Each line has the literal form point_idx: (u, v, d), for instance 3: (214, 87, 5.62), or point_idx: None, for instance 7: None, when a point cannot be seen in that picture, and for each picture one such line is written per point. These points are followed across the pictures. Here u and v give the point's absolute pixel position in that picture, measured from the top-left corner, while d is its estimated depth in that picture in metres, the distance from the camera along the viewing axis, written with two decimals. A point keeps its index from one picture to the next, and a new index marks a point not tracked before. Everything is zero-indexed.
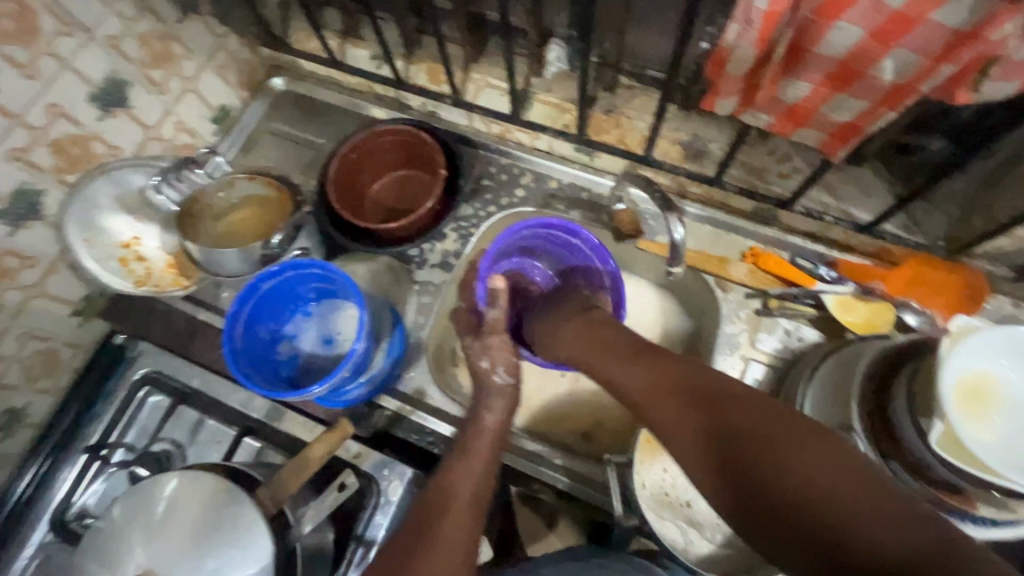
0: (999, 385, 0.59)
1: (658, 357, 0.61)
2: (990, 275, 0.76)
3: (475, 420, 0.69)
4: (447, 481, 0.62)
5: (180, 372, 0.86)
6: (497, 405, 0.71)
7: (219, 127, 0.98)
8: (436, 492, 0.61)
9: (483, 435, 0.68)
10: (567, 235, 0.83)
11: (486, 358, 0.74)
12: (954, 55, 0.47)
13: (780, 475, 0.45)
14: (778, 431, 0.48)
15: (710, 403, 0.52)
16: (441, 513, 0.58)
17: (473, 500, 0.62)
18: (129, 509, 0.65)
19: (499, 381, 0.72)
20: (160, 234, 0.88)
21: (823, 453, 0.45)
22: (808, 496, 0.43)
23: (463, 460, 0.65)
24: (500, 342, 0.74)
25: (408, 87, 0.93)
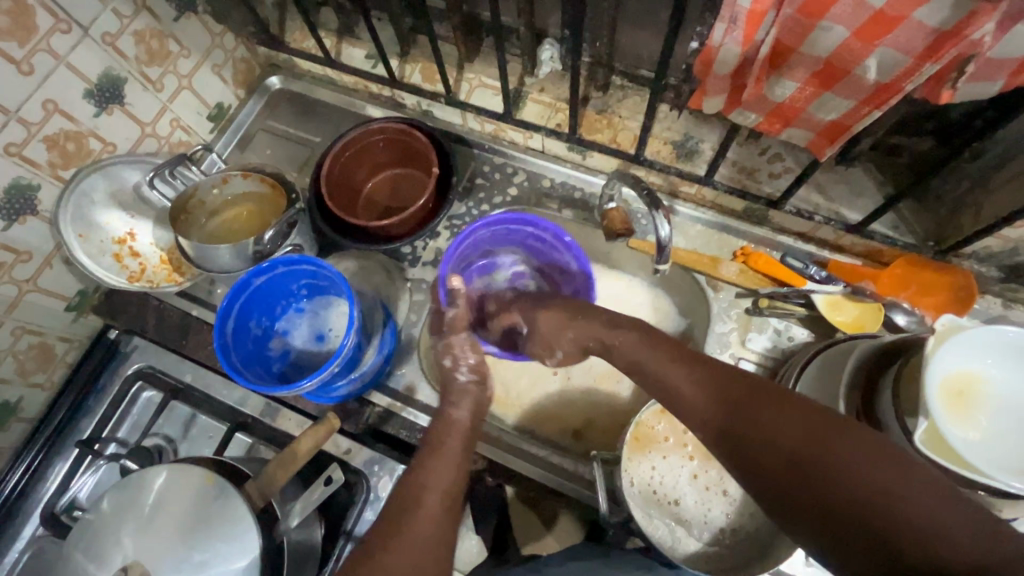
0: (983, 384, 0.59)
1: (689, 355, 0.58)
2: (978, 276, 0.76)
3: (441, 415, 0.69)
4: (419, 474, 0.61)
5: (173, 368, 0.87)
6: (465, 399, 0.71)
7: (216, 125, 0.99)
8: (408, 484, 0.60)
9: (454, 431, 0.67)
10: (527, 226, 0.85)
11: (449, 356, 0.74)
12: (937, 53, 0.47)
13: (835, 479, 0.44)
14: (828, 436, 0.46)
15: (747, 400, 0.51)
16: (410, 506, 0.58)
17: (460, 494, 0.62)
18: (119, 502, 0.65)
19: (462, 381, 0.72)
20: (154, 231, 0.89)
21: (879, 457, 0.44)
22: (869, 503, 0.42)
23: (434, 457, 0.63)
24: (460, 341, 0.75)
25: (402, 86, 0.94)
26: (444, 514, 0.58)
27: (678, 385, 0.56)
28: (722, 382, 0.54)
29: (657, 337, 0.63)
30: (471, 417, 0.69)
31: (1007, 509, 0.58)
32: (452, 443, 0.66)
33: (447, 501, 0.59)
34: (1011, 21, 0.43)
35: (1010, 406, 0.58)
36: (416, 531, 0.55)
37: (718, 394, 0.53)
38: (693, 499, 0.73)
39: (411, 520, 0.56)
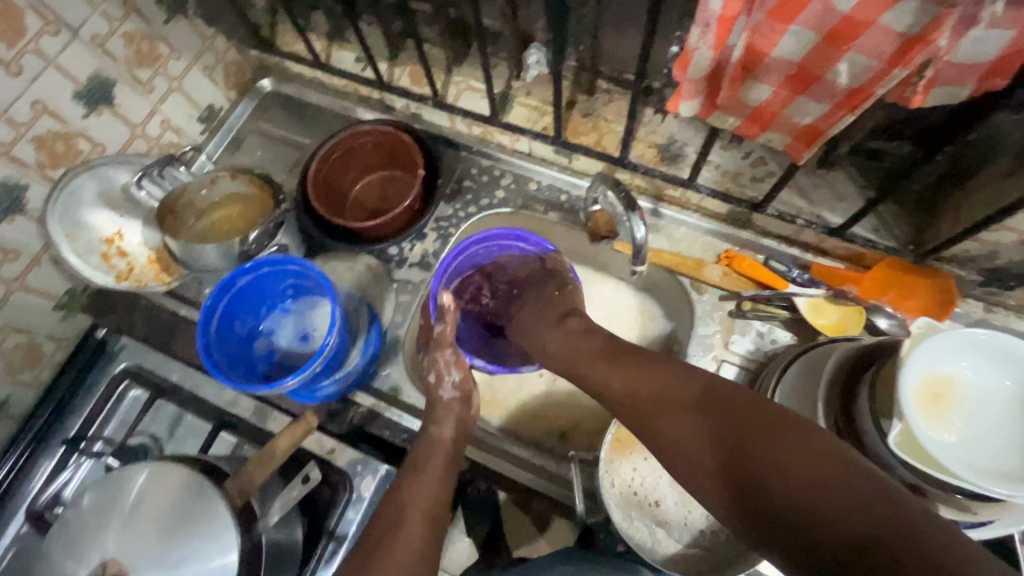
0: (961, 389, 0.59)
1: (659, 374, 0.58)
2: (959, 279, 0.76)
3: (425, 434, 0.70)
4: (406, 493, 0.63)
5: (160, 367, 0.87)
6: (449, 416, 0.72)
7: (207, 127, 1.00)
8: (394, 507, 0.62)
9: (438, 450, 0.68)
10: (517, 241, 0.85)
11: (433, 372, 0.74)
12: (906, 58, 0.48)
13: (804, 504, 0.44)
14: (794, 456, 0.46)
15: (684, 410, 0.54)
16: (394, 529, 0.59)
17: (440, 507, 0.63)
18: (100, 499, 0.65)
19: (446, 398, 0.72)
20: (142, 230, 0.89)
21: (802, 454, 0.46)
22: (838, 527, 0.42)
23: (419, 477, 0.65)
24: (446, 358, 0.74)
25: (391, 88, 0.94)
26: (427, 538, 0.59)
27: (649, 408, 0.56)
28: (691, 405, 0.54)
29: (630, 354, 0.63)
30: (454, 437, 0.70)
31: (981, 511, 0.59)
32: (435, 463, 0.67)
33: (431, 523, 0.61)
34: (972, 25, 0.44)
35: (988, 412, 0.58)
36: (402, 556, 0.57)
37: (689, 416, 0.54)
38: (674, 502, 0.74)
39: (394, 544, 0.58)
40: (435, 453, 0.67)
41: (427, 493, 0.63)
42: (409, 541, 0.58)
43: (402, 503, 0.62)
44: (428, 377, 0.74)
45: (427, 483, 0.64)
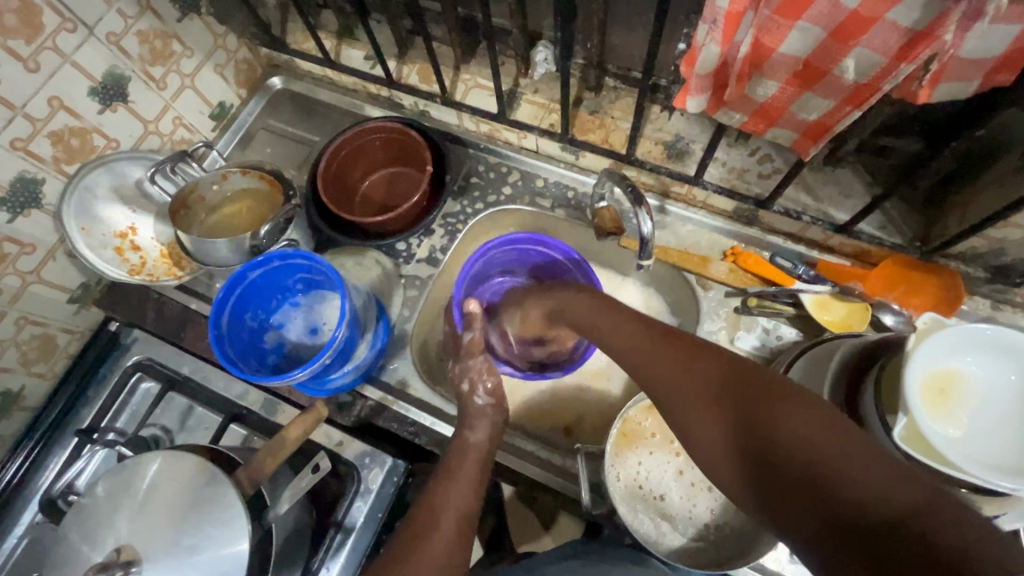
0: (967, 385, 0.59)
1: (674, 348, 0.57)
2: (966, 276, 0.76)
3: (458, 438, 0.71)
4: (436, 501, 0.65)
5: (172, 360, 0.89)
6: (481, 422, 0.73)
7: (218, 124, 1.01)
8: (424, 511, 0.64)
9: (470, 455, 0.70)
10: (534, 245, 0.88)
11: (466, 380, 0.75)
12: (913, 53, 0.48)
13: (817, 474, 0.43)
14: (810, 427, 0.45)
15: (696, 374, 0.54)
16: (425, 533, 0.61)
17: (471, 519, 0.65)
18: (113, 487, 0.67)
19: (480, 404, 0.73)
20: (155, 225, 0.91)
21: (813, 421, 0.45)
22: (852, 497, 0.41)
23: (451, 482, 0.67)
24: (478, 364, 0.75)
25: (400, 86, 0.95)
26: (457, 540, 0.62)
27: (666, 375, 0.55)
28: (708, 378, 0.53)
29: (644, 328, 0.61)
30: (487, 439, 0.72)
31: (986, 506, 0.59)
32: (466, 469, 0.69)
33: (463, 527, 0.63)
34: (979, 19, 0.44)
35: (994, 407, 0.58)
36: (431, 558, 0.59)
37: (703, 390, 0.52)
38: (678, 494, 0.74)
39: (425, 548, 0.59)
40: (468, 459, 0.69)
41: (458, 497, 0.65)
42: (439, 544, 0.60)
43: (429, 508, 0.64)
44: (462, 385, 0.75)
45: (457, 489, 0.66)
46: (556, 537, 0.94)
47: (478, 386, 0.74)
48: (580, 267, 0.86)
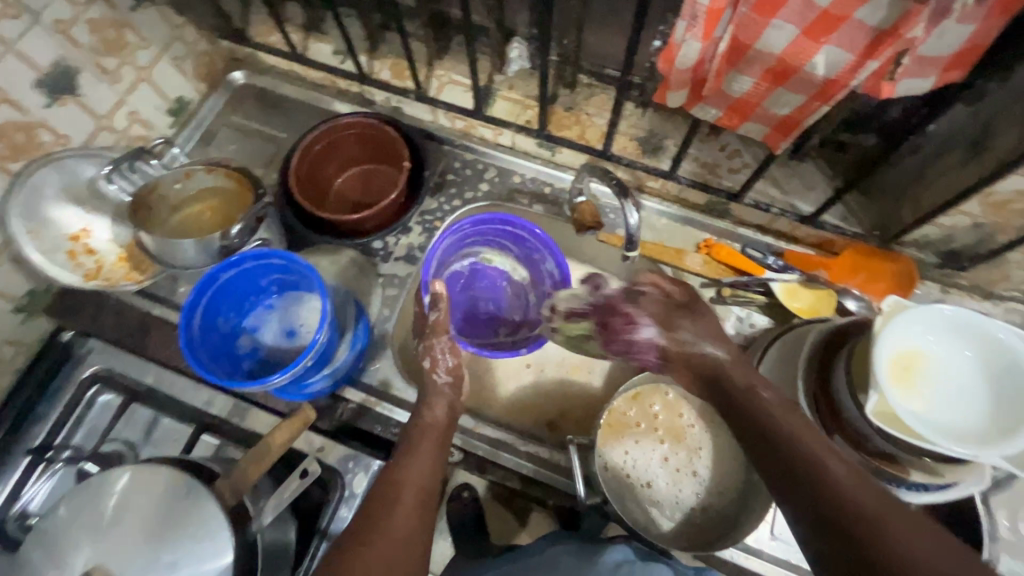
0: (924, 362, 0.63)
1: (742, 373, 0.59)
2: (919, 262, 0.82)
3: (416, 418, 0.67)
4: (397, 473, 0.61)
5: (133, 369, 0.83)
6: (439, 399, 0.69)
7: (176, 120, 0.96)
8: (385, 483, 0.60)
9: (431, 432, 0.66)
10: (502, 225, 0.85)
11: (428, 357, 0.70)
12: (878, 51, 0.52)
13: (867, 529, 0.45)
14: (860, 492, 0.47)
15: (822, 455, 0.50)
16: (390, 503, 0.58)
17: (434, 487, 0.61)
18: (76, 507, 0.62)
19: (438, 382, 0.69)
20: (111, 227, 0.86)
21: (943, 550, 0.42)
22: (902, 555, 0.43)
23: (411, 454, 0.63)
24: (443, 344, 0.70)
25: (371, 82, 0.93)
26: (420, 509, 0.59)
27: (790, 445, 0.52)
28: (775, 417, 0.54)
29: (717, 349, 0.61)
30: (447, 416, 0.69)
31: (948, 473, 0.63)
32: (427, 442, 0.65)
33: (424, 496, 0.60)
34: (945, 16, 0.47)
35: (951, 383, 0.62)
36: (398, 528, 0.55)
37: (832, 474, 0.49)
38: (666, 483, 0.75)
39: (392, 519, 0.56)
40: (424, 437, 0.65)
41: (420, 469, 0.62)
42: (408, 512, 0.57)
43: (392, 479, 0.60)
44: (424, 361, 0.70)
45: (418, 462, 0.62)
46: None
47: (438, 363, 0.70)
48: (548, 249, 0.83)
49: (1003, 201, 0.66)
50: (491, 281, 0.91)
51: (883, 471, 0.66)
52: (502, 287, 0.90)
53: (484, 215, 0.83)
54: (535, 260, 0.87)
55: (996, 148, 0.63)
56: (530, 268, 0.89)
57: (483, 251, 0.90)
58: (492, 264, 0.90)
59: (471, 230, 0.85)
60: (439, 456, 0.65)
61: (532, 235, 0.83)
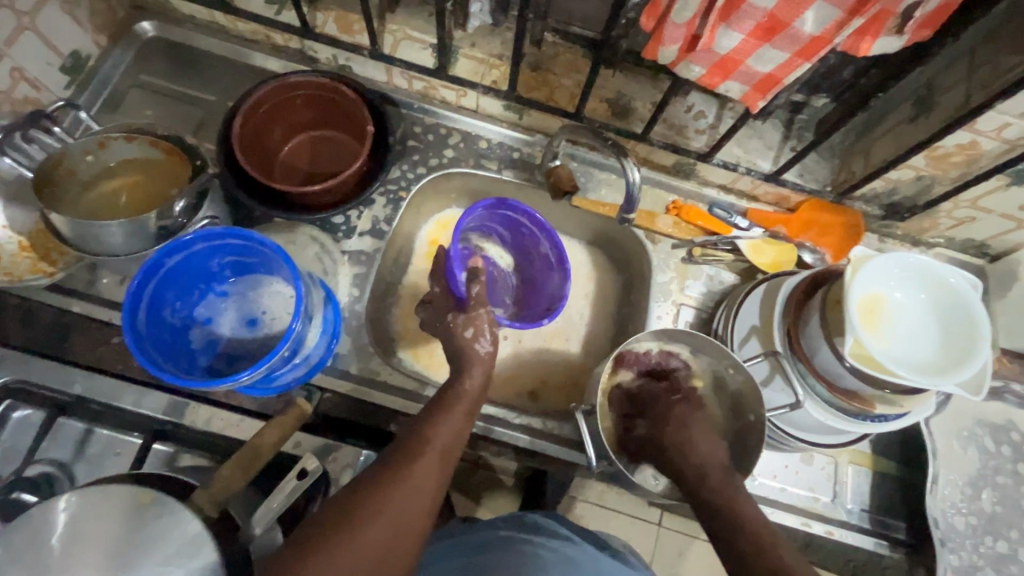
0: (891, 306, 0.68)
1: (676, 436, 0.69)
2: (865, 215, 0.88)
3: (451, 382, 0.67)
4: (422, 433, 0.61)
5: (54, 378, 0.70)
6: (478, 368, 0.68)
7: (73, 80, 0.81)
8: (413, 438, 0.61)
9: (464, 398, 0.65)
10: (502, 209, 0.82)
11: (472, 327, 0.69)
12: (864, 8, 0.53)
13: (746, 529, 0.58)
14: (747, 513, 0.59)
15: (688, 444, 0.67)
16: (411, 460, 0.58)
17: (457, 451, 0.62)
18: (15, 546, 0.52)
19: (481, 352, 0.68)
20: (6, 210, 0.72)
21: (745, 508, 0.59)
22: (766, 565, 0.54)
23: (443, 415, 0.63)
24: (486, 315, 0.69)
25: (315, 36, 0.83)
26: (440, 469, 0.60)
27: (675, 436, 0.68)
28: (688, 457, 0.66)
29: (665, 433, 0.70)
30: (482, 385, 0.67)
31: (905, 401, 0.70)
32: (458, 406, 0.65)
33: (446, 459, 0.60)
34: None
35: (914, 322, 0.68)
36: (415, 488, 0.57)
37: (692, 457, 0.66)
38: None
39: (411, 476, 0.57)
40: (459, 402, 0.64)
41: (449, 432, 0.62)
42: (427, 471, 0.58)
43: (417, 437, 0.61)
44: (465, 331, 0.69)
45: (448, 426, 0.62)
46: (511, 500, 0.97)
47: (481, 334, 0.69)
48: (545, 231, 0.82)
49: (945, 154, 0.72)
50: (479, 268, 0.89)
51: (842, 404, 0.72)
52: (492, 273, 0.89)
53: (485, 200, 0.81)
54: (527, 243, 0.87)
55: (942, 106, 0.69)
56: (518, 253, 0.90)
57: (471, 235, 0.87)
58: (481, 251, 0.88)
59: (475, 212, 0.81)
60: (466, 423, 0.64)
61: (530, 219, 0.82)
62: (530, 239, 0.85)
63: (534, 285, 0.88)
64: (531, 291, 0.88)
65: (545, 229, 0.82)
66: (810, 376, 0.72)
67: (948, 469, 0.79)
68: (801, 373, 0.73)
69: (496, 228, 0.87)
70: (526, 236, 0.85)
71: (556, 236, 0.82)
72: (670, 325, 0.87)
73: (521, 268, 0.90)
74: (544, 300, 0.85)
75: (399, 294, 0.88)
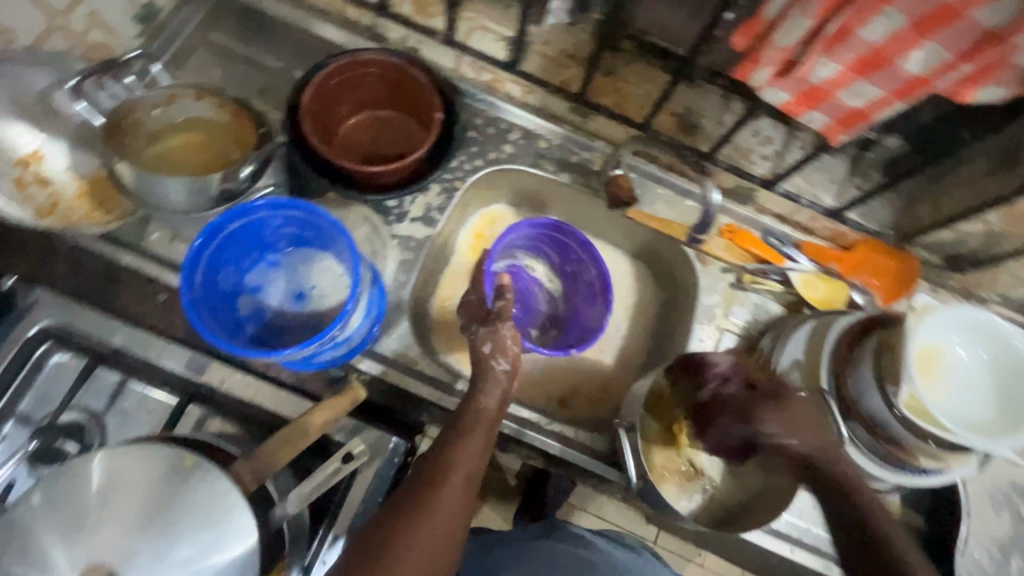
0: (948, 360, 0.66)
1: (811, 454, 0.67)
2: (922, 262, 0.86)
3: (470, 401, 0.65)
4: (443, 457, 0.60)
5: (96, 327, 0.69)
6: (494, 387, 0.67)
7: (144, 30, 0.80)
8: (434, 463, 0.60)
9: (482, 420, 0.64)
10: (553, 231, 0.84)
11: (490, 342, 0.68)
12: (977, 55, 0.52)
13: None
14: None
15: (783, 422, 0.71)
16: (436, 486, 0.58)
17: (480, 473, 0.62)
18: (57, 494, 0.52)
19: (498, 370, 0.67)
20: (69, 154, 0.73)
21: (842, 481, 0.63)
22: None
23: (464, 438, 0.62)
24: (509, 330, 0.69)
25: (391, 15, 0.81)
26: (464, 495, 0.59)
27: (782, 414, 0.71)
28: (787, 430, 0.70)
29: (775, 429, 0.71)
30: (498, 407, 0.66)
31: (951, 459, 0.68)
32: (477, 428, 0.63)
33: (469, 485, 0.60)
34: None
35: (970, 381, 0.66)
36: (442, 516, 0.56)
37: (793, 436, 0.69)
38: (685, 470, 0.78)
39: (440, 503, 0.57)
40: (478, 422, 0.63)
41: (472, 455, 0.61)
42: (452, 499, 0.58)
43: (438, 463, 0.60)
44: (484, 347, 0.68)
45: (471, 448, 0.61)
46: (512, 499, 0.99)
47: (499, 353, 0.68)
48: (593, 256, 0.82)
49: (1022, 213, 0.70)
50: (524, 285, 0.91)
51: (885, 453, 0.70)
52: (534, 292, 0.91)
53: (539, 218, 0.82)
54: (575, 270, 0.87)
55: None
56: (565, 278, 0.90)
57: (520, 251, 0.89)
58: (529, 269, 0.90)
59: (524, 230, 0.83)
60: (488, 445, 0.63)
61: (579, 244, 0.83)
62: (578, 264, 0.85)
63: (577, 314, 0.88)
64: (572, 318, 0.88)
65: (593, 257, 0.82)
66: (852, 418, 0.71)
67: (979, 532, 0.78)
68: (844, 415, 0.71)
69: (545, 250, 0.88)
70: (574, 261, 0.86)
71: (604, 262, 0.82)
72: (711, 349, 0.85)
73: (567, 295, 0.91)
74: (580, 330, 0.85)
75: (440, 283, 0.87)
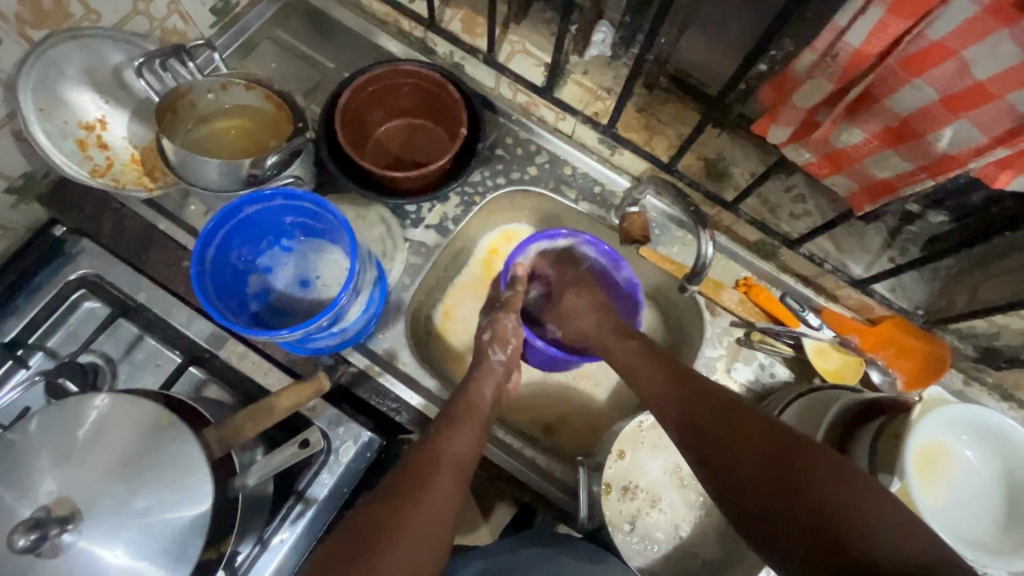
0: (954, 463, 0.61)
1: (713, 409, 0.59)
2: (954, 350, 0.80)
3: (464, 395, 0.71)
4: (435, 447, 0.63)
5: (126, 282, 0.76)
6: (490, 379, 0.74)
7: (219, 22, 0.88)
8: (424, 453, 0.63)
9: (476, 413, 0.69)
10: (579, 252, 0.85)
11: (489, 331, 0.78)
12: (1014, 139, 0.48)
13: (852, 539, 0.45)
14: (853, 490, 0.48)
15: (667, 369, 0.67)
16: (425, 475, 0.60)
17: (470, 466, 0.65)
18: (50, 424, 0.57)
19: (494, 361, 0.75)
20: (130, 124, 0.81)
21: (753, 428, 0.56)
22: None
23: (453, 431, 0.66)
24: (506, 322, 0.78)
25: (439, 30, 0.84)
26: (454, 484, 0.62)
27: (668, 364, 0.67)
28: (661, 378, 0.66)
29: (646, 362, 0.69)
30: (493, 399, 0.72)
31: None
32: (473, 417, 0.68)
33: (458, 475, 0.62)
34: None
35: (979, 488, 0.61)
36: (432, 507, 0.58)
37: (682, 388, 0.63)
38: (657, 521, 0.76)
39: (427, 495, 0.59)
40: (469, 415, 0.68)
41: (460, 446, 0.65)
42: (443, 490, 0.60)
43: (431, 453, 0.63)
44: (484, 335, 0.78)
45: (461, 435, 0.66)
46: (492, 528, 0.98)
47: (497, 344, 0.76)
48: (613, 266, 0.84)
49: None
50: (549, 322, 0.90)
51: None
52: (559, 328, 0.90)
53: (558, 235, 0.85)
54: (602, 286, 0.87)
55: None
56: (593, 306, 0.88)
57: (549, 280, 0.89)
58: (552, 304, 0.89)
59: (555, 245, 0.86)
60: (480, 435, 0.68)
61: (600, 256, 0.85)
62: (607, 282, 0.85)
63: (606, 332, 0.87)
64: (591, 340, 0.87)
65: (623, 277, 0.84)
66: None
67: None
68: None
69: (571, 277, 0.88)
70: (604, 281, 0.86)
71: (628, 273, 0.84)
72: None
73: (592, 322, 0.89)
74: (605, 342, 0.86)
75: (447, 292, 0.90)
